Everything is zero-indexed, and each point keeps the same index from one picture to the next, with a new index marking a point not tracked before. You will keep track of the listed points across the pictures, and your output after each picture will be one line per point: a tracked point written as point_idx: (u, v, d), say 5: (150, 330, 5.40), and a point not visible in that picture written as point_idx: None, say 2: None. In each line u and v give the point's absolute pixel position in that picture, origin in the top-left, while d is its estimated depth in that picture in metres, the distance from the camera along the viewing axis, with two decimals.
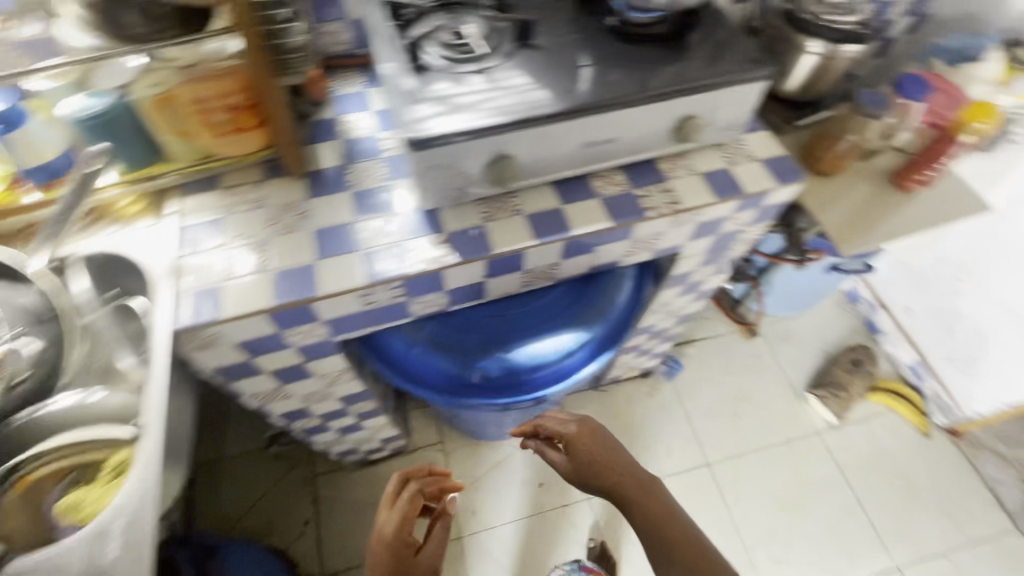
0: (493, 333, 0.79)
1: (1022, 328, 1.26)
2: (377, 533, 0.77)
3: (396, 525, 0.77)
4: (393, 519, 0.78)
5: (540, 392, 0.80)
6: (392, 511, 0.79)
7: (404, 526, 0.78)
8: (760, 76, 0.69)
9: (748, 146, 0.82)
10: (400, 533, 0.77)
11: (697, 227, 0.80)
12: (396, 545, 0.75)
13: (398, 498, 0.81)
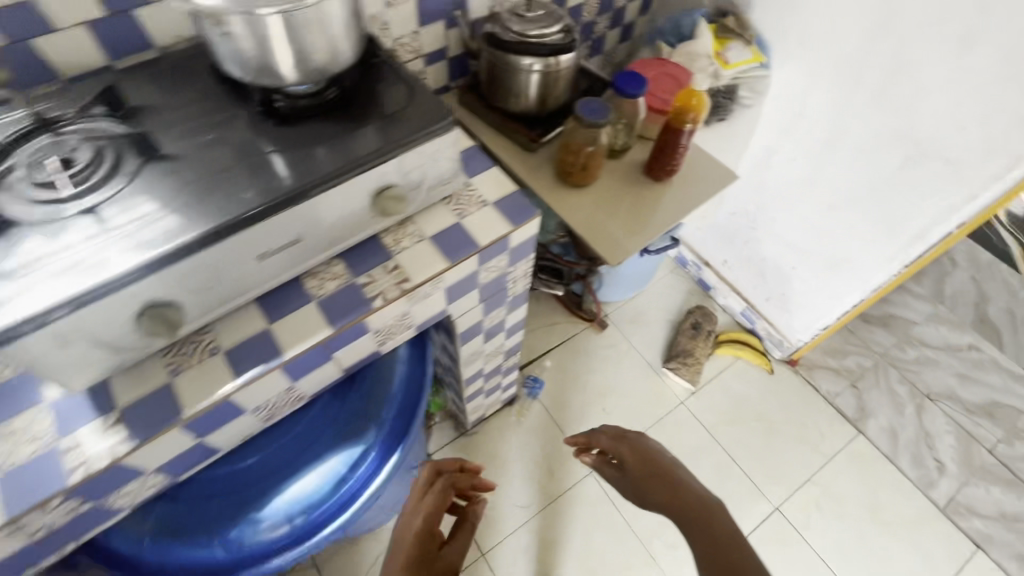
0: (243, 492, 0.75)
1: (808, 263, 1.36)
2: (406, 528, 0.76)
3: (422, 527, 0.77)
4: (419, 518, 0.78)
5: (320, 528, 0.75)
6: (423, 509, 0.79)
7: (427, 510, 0.79)
8: (439, 129, 0.64)
9: (478, 188, 0.77)
10: (425, 532, 0.76)
11: (448, 292, 0.74)
12: (427, 544, 0.75)
13: (421, 499, 0.81)
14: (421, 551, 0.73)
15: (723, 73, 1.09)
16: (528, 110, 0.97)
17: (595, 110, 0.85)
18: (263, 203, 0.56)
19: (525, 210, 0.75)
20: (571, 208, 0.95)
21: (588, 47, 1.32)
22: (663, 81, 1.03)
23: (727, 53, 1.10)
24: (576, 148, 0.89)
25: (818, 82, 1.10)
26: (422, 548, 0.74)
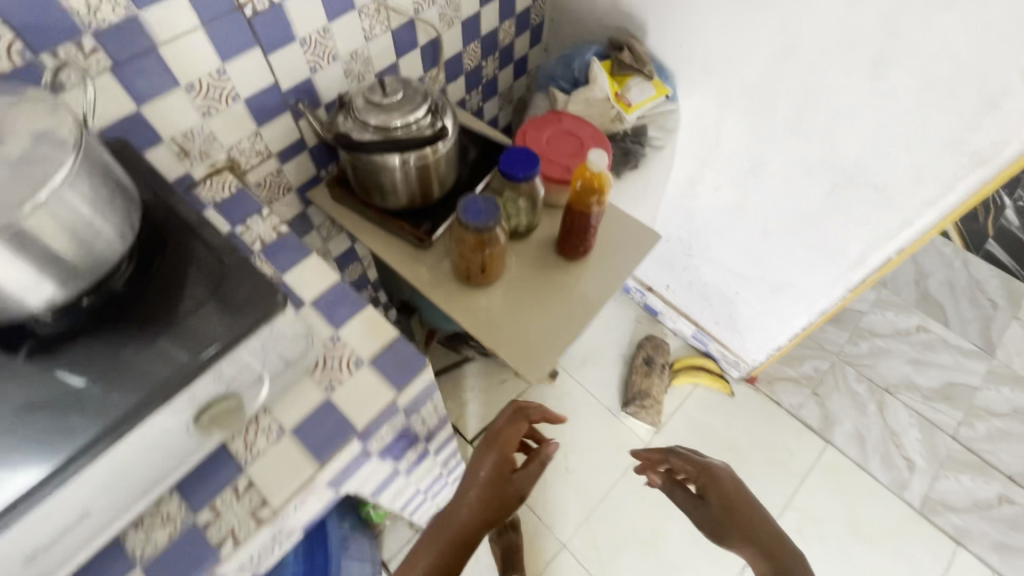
0: None
1: (751, 286, 1.28)
2: (475, 467, 0.78)
3: (490, 466, 0.78)
4: (488, 458, 0.79)
5: None
6: (495, 450, 0.80)
7: (495, 440, 0.81)
8: (258, 320, 0.48)
9: (350, 342, 0.62)
10: (497, 465, 0.78)
11: (329, 484, 0.60)
12: (498, 480, 0.77)
13: (495, 434, 0.82)
14: (494, 488, 0.77)
15: (628, 117, 0.96)
16: (411, 202, 0.83)
17: (481, 212, 0.71)
18: (1, 506, 0.39)
19: (411, 363, 0.61)
20: (478, 316, 0.81)
21: (480, 93, 1.17)
22: (557, 139, 0.89)
23: (627, 94, 0.97)
24: (468, 251, 0.75)
25: (729, 111, 1.00)
26: (493, 487, 0.77)
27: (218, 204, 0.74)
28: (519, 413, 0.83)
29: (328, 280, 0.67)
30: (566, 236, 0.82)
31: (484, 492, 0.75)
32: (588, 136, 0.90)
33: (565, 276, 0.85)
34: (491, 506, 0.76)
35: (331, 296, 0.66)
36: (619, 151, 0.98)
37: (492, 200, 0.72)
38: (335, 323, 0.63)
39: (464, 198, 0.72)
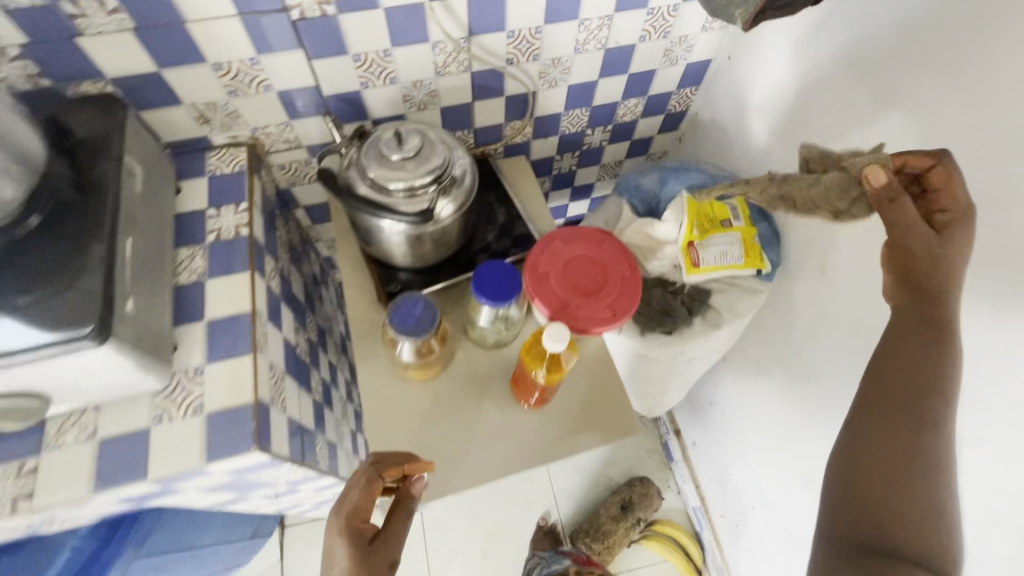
0: None
1: (769, 514, 1.02)
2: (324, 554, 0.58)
3: (352, 538, 0.58)
4: (337, 533, 0.58)
5: None
6: (359, 510, 0.59)
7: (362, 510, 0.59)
8: (75, 344, 0.48)
9: (206, 384, 0.59)
10: (349, 544, 0.57)
11: (122, 500, 0.59)
12: (365, 552, 0.57)
13: (341, 507, 0.60)
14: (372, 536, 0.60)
15: (686, 278, 0.78)
16: (395, 258, 0.76)
17: (411, 320, 0.61)
18: None
19: (238, 441, 0.57)
20: (373, 405, 0.72)
21: (574, 158, 1.04)
22: (581, 266, 0.74)
23: (703, 249, 0.77)
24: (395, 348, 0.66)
25: (824, 330, 0.77)
26: (366, 550, 0.57)
27: (213, 176, 0.74)
28: (377, 465, 0.62)
29: (237, 307, 0.64)
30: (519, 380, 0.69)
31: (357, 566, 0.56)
32: (618, 279, 0.73)
33: (481, 423, 0.72)
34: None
35: (229, 325, 0.63)
36: (658, 304, 0.80)
37: (432, 309, 0.62)
38: (210, 355, 0.61)
39: (403, 295, 0.62)
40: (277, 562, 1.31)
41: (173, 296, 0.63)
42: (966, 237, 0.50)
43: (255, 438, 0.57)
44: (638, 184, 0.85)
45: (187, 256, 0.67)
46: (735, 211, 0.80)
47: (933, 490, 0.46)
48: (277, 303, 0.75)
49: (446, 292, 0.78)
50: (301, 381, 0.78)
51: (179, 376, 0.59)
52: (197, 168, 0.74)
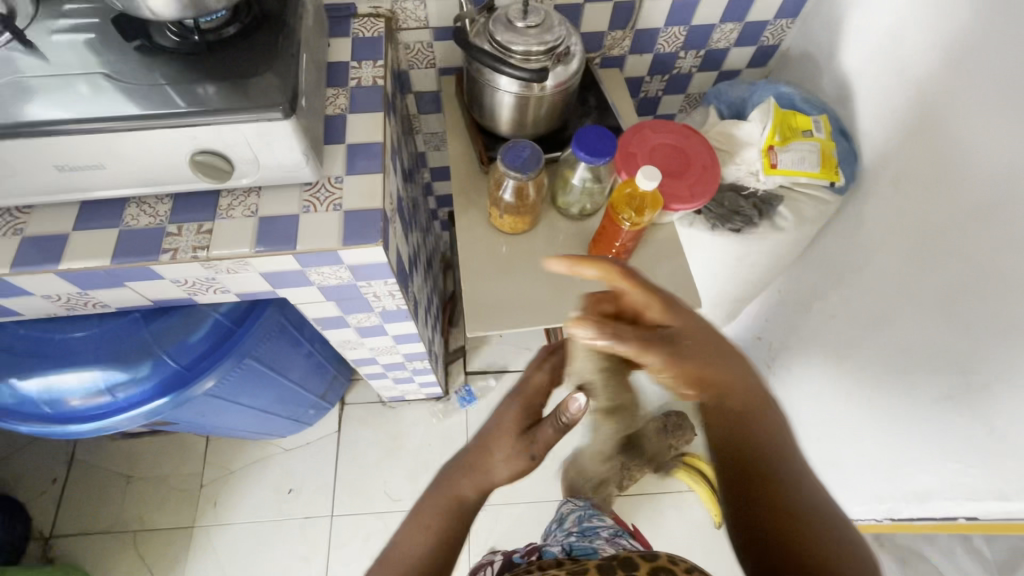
0: (40, 353, 0.73)
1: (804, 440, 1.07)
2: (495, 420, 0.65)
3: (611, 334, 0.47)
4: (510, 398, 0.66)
5: (77, 429, 0.75)
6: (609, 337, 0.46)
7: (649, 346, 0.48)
8: (269, 114, 0.59)
9: (345, 189, 0.70)
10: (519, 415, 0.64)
11: (266, 275, 0.71)
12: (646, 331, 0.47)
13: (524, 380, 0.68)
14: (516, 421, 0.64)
15: (761, 177, 0.84)
16: (499, 128, 0.85)
17: (520, 161, 0.70)
18: (62, 120, 0.56)
19: (367, 235, 0.68)
20: (466, 248, 0.83)
21: (662, 82, 1.10)
22: (666, 152, 0.81)
23: (781, 153, 0.83)
24: (497, 192, 0.76)
25: (890, 244, 0.82)
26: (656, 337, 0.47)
27: (356, 37, 0.85)
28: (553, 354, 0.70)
29: (372, 138, 0.75)
30: (599, 241, 0.77)
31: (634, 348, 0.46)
32: (699, 168, 0.81)
33: (559, 275, 0.82)
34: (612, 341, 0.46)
35: (364, 150, 0.74)
36: (728, 205, 0.86)
37: (538, 155, 0.71)
38: (348, 169, 0.72)
39: (514, 142, 0.72)
40: (336, 432, 1.46)
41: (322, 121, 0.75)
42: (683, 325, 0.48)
43: (381, 235, 0.68)
44: (726, 97, 0.92)
45: (332, 95, 0.78)
46: (818, 124, 0.84)
47: (801, 496, 0.46)
48: (394, 155, 0.86)
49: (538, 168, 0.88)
50: (402, 229, 0.89)
51: (324, 179, 0.70)
52: (343, 29, 0.85)
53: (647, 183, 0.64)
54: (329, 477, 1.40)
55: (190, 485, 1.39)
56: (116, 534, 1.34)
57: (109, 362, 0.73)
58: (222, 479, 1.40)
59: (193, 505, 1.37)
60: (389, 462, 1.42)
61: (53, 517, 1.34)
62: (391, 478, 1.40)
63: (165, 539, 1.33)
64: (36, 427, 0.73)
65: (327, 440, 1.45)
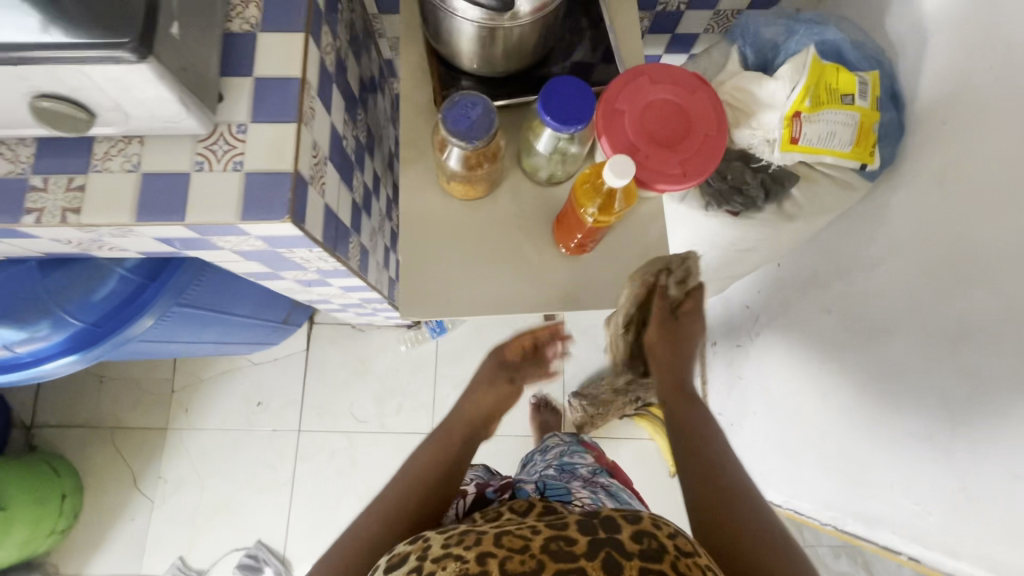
0: None
1: (768, 420, 1.03)
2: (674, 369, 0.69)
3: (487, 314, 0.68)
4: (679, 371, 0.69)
5: None
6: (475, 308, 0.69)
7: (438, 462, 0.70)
8: (112, 55, 0.43)
9: (249, 143, 0.57)
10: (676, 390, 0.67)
11: (161, 239, 0.60)
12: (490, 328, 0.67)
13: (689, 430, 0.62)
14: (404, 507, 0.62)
15: (776, 152, 0.68)
16: (461, 61, 0.68)
17: (466, 123, 0.55)
18: None
19: (273, 208, 0.56)
20: (409, 211, 0.70)
21: None
22: (660, 112, 0.65)
23: (806, 124, 0.65)
24: (443, 154, 0.62)
25: (913, 251, 0.68)
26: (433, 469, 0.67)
27: None
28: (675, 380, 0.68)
29: (287, 70, 0.59)
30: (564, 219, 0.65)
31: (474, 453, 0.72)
32: (700, 137, 0.65)
33: (515, 254, 0.70)
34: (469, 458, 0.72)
35: (277, 89, 0.58)
36: (731, 179, 0.71)
37: (491, 116, 0.56)
38: (255, 114, 0.58)
39: (462, 94, 0.56)
40: (306, 349, 1.44)
41: (221, 42, 0.58)
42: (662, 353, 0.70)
43: (289, 208, 0.56)
44: (759, 33, 0.71)
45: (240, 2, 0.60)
46: (864, 88, 0.66)
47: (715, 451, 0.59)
48: (330, 81, 0.69)
49: (505, 115, 0.72)
50: (343, 174, 0.76)
51: (223, 129, 0.57)
52: None
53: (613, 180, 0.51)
54: (297, 394, 1.42)
55: (162, 390, 1.41)
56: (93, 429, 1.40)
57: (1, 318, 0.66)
58: (192, 386, 1.42)
59: (165, 410, 1.40)
60: (356, 383, 1.42)
61: (30, 408, 1.39)
62: (357, 400, 1.42)
63: (140, 437, 1.39)
64: None
65: (295, 356, 1.44)
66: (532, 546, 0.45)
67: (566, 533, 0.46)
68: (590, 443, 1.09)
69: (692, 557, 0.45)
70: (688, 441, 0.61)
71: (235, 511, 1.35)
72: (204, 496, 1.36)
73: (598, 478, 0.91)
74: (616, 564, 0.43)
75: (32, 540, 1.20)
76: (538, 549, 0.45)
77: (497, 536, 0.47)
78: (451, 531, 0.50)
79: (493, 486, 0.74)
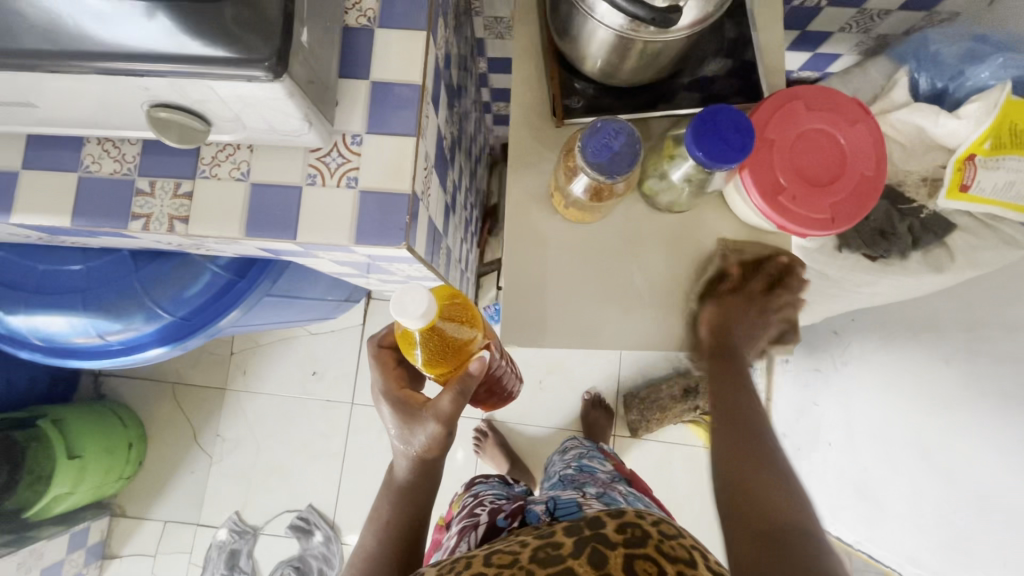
0: (35, 289, 0.67)
1: (845, 457, 0.97)
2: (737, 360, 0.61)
3: (393, 402, 0.57)
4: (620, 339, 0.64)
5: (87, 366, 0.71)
6: (376, 389, 0.59)
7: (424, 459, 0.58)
8: (246, 69, 0.38)
9: (364, 156, 0.52)
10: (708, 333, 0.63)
11: (262, 248, 0.57)
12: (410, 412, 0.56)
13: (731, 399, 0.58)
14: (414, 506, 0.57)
15: (938, 199, 0.60)
16: (584, 65, 0.61)
17: (607, 156, 0.49)
18: None
19: (387, 230, 0.51)
20: (515, 226, 0.65)
21: None
22: (814, 145, 0.57)
23: (984, 171, 0.57)
24: (565, 178, 0.56)
25: None
26: (412, 487, 0.58)
27: None
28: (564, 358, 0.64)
29: (407, 75, 0.53)
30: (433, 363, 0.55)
31: (442, 436, 0.56)
32: (855, 177, 0.57)
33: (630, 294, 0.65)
34: (423, 437, 0.55)
35: (395, 95, 0.53)
36: (877, 221, 0.64)
37: (635, 147, 0.49)
38: (371, 124, 0.52)
39: (606, 119, 0.50)
40: (362, 323, 1.43)
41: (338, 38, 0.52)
42: (722, 322, 0.63)
43: (406, 234, 0.51)
44: (934, 54, 0.62)
45: None
46: None
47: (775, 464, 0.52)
48: (439, 77, 0.63)
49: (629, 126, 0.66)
50: (441, 177, 0.71)
51: (337, 139, 0.52)
52: None
53: (396, 312, 0.48)
54: (352, 367, 1.43)
55: (221, 351, 1.44)
56: (157, 382, 1.44)
57: (103, 309, 0.66)
58: (250, 350, 1.44)
59: (224, 370, 1.43)
60: None
61: None
62: None
63: (200, 394, 1.43)
64: (45, 359, 0.70)
65: (352, 329, 1.44)
66: (522, 559, 0.45)
67: (553, 539, 0.47)
68: (610, 453, 0.98)
69: (674, 539, 0.48)
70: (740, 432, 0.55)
71: (288, 473, 1.39)
72: (259, 458, 1.40)
73: (618, 483, 0.79)
74: (602, 558, 0.44)
75: (102, 484, 1.27)
76: (528, 559, 0.45)
77: (486, 556, 0.46)
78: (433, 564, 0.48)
79: (504, 510, 0.68)
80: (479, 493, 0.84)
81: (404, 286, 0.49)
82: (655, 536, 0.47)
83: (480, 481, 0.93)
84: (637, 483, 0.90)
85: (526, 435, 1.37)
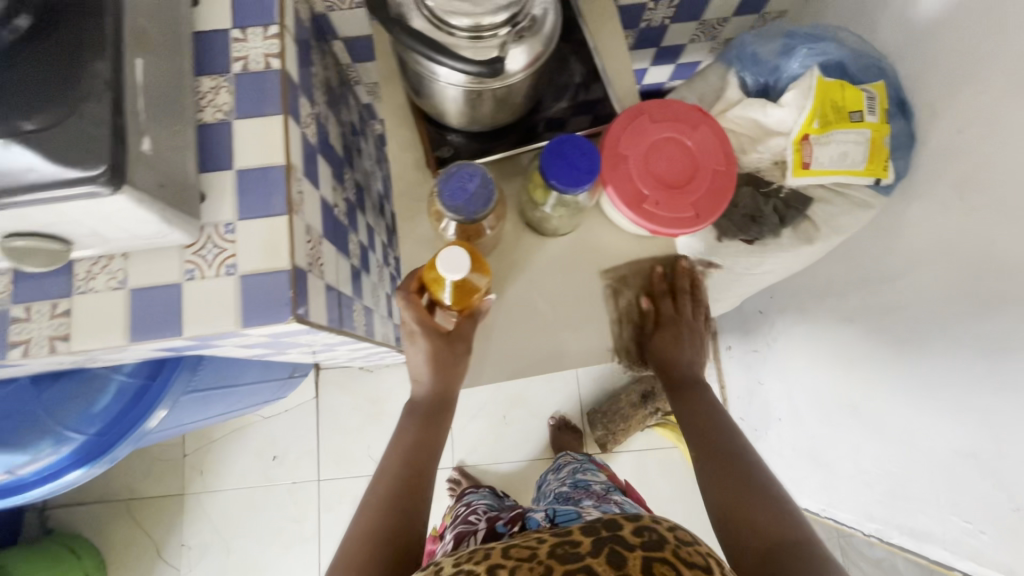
0: None
1: (796, 430, 0.99)
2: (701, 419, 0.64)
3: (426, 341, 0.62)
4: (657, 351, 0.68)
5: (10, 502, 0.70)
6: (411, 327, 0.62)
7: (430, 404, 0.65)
8: (82, 185, 0.40)
9: (239, 242, 0.53)
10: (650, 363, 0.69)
11: (155, 350, 0.57)
12: (441, 346, 0.63)
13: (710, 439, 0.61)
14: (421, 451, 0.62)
15: (789, 178, 0.66)
16: (448, 117, 0.65)
17: (463, 197, 0.52)
18: None
19: (273, 308, 0.52)
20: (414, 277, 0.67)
21: (671, 9, 0.84)
22: (667, 152, 0.62)
23: (818, 147, 0.64)
24: (438, 223, 0.59)
25: (937, 263, 0.66)
26: (430, 413, 0.65)
27: None
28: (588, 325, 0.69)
29: (270, 158, 0.55)
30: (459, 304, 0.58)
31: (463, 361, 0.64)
32: (709, 173, 0.62)
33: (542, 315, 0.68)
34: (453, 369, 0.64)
35: (263, 178, 0.55)
36: (747, 207, 0.69)
37: (489, 187, 0.53)
38: (241, 211, 0.54)
39: (460, 164, 0.53)
40: (317, 396, 1.41)
41: (195, 135, 0.54)
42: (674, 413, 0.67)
43: (292, 308, 0.52)
44: (756, 54, 0.69)
45: (212, 88, 0.57)
46: (871, 103, 0.63)
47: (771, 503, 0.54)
48: (314, 152, 0.66)
49: (505, 164, 0.70)
50: (339, 243, 0.72)
51: (210, 231, 0.53)
52: None
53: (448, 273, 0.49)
54: (313, 443, 1.39)
55: (173, 456, 1.38)
56: (108, 504, 1.37)
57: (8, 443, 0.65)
58: (204, 447, 1.39)
59: (178, 475, 1.37)
60: (370, 425, 1.40)
61: None
62: (374, 442, 1.39)
63: (157, 506, 1.36)
64: None
65: (306, 405, 1.41)
66: (538, 554, 0.43)
67: (571, 536, 0.44)
68: (603, 463, 1.00)
69: (694, 546, 0.44)
70: (741, 482, 0.56)
71: (264, 568, 1.33)
72: (230, 558, 1.33)
73: (612, 495, 0.80)
74: (619, 558, 0.42)
75: None
76: (542, 556, 0.43)
77: (505, 549, 0.45)
78: (461, 553, 0.48)
79: (502, 519, 0.69)
80: (471, 502, 0.85)
81: (455, 256, 0.49)
82: (674, 541, 0.43)
83: (470, 490, 0.94)
84: (630, 495, 0.92)
85: (500, 475, 1.35)
